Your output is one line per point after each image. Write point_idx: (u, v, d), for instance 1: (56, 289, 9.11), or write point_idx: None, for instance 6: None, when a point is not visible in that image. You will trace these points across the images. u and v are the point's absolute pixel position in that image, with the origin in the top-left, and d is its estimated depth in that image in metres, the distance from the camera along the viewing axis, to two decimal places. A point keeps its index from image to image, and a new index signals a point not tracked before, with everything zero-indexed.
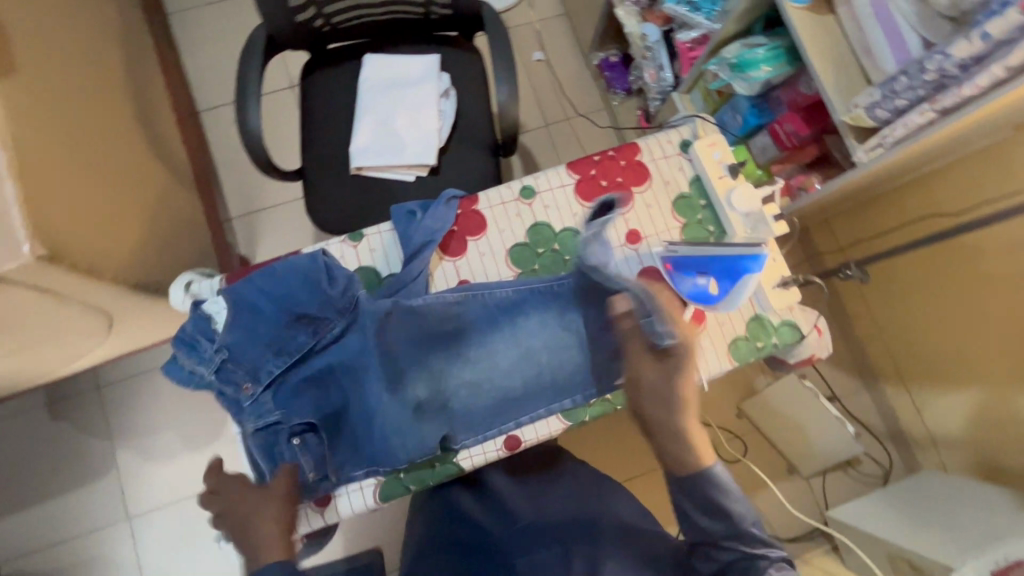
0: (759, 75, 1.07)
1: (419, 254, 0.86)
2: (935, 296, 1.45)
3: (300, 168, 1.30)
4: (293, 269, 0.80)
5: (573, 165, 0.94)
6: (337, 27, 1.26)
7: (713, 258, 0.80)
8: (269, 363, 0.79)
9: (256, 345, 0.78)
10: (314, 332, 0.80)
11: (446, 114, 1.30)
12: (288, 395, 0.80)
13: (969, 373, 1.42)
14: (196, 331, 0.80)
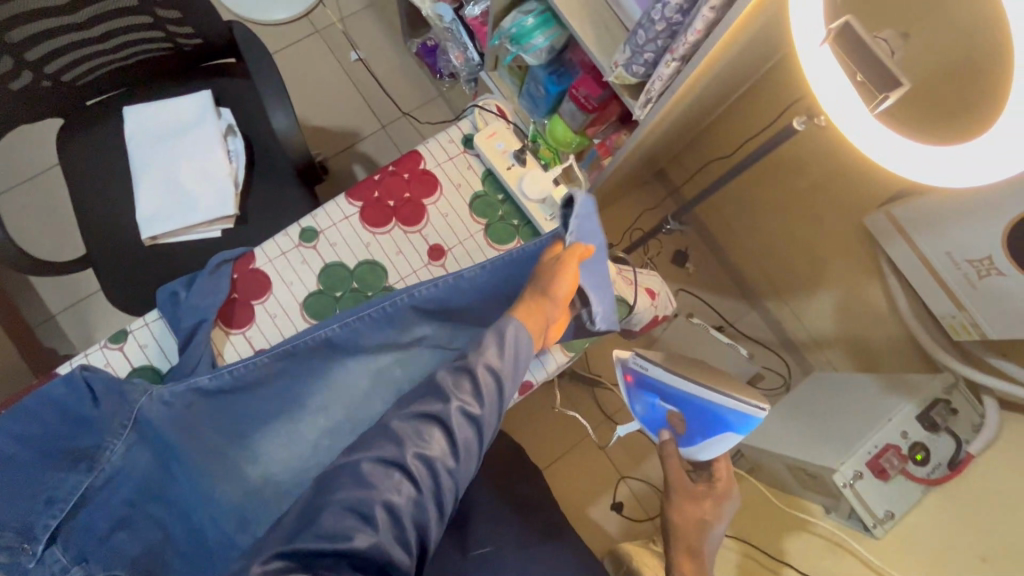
0: (537, 44, 1.02)
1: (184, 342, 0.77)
2: (763, 221, 1.60)
3: (84, 253, 1.14)
4: (38, 398, 0.68)
5: (353, 192, 0.85)
6: (74, 84, 1.09)
7: (699, 403, 0.87)
8: (44, 519, 0.66)
9: (11, 506, 0.64)
10: (92, 460, 0.70)
11: (237, 152, 1.17)
12: (84, 542, 0.67)
13: (822, 275, 1.50)
14: None
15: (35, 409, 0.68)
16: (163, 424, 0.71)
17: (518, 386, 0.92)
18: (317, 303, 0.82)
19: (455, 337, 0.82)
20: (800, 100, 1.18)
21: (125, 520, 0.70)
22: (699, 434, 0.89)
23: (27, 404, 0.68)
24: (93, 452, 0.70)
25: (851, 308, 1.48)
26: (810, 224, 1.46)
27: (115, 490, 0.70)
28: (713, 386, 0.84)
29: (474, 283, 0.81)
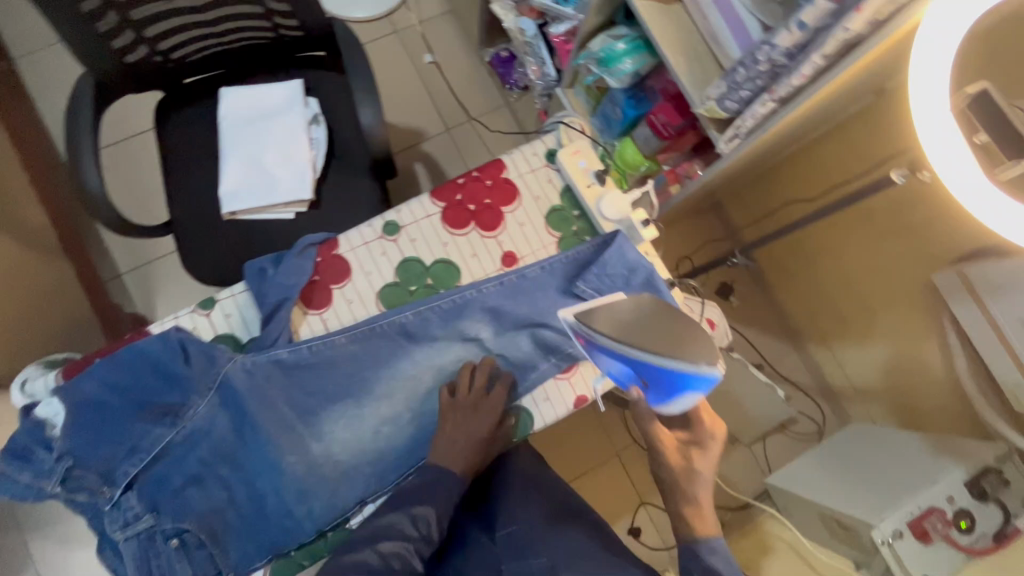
0: (624, 68, 1.04)
1: (272, 315, 0.80)
2: (828, 272, 1.56)
3: (167, 220, 1.20)
4: (132, 353, 0.72)
5: (437, 193, 0.89)
6: (181, 61, 1.15)
7: (657, 369, 0.66)
8: (126, 465, 0.72)
9: (102, 449, 0.71)
10: (173, 418, 0.74)
11: (319, 142, 1.23)
12: (158, 491, 0.73)
13: (873, 327, 1.48)
14: (31, 442, 0.71)
15: (129, 364, 0.72)
16: (241, 393, 0.75)
17: (575, 399, 0.84)
18: (392, 291, 0.85)
19: (519, 341, 0.85)
20: (897, 152, 1.14)
21: (198, 477, 0.74)
22: (664, 398, 0.73)
23: (122, 357, 0.72)
24: (174, 410, 0.74)
25: (902, 365, 1.44)
26: (869, 274, 1.44)
27: (191, 447, 0.74)
28: (656, 352, 0.64)
29: (534, 287, 0.85)
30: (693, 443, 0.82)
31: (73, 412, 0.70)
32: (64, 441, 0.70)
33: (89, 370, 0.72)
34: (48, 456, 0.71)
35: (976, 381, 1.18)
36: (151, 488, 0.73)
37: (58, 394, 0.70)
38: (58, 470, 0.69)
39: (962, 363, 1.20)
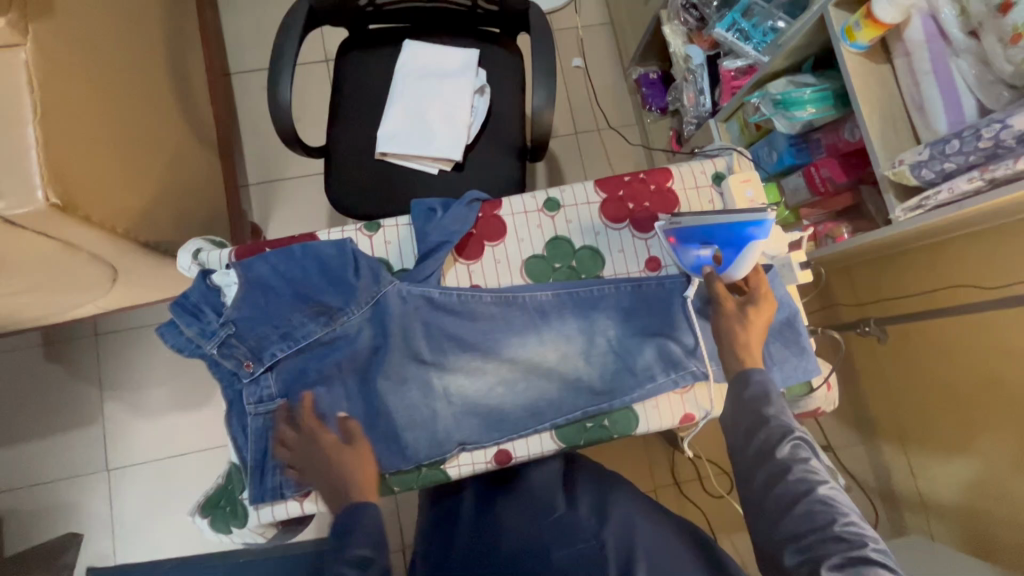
0: (802, 115, 1.05)
1: (430, 254, 0.84)
2: (943, 378, 1.43)
3: (324, 145, 1.29)
4: (308, 252, 0.78)
5: (601, 183, 0.92)
6: (381, 8, 1.24)
7: (722, 229, 0.77)
8: (274, 349, 0.79)
9: (259, 328, 0.78)
10: (322, 319, 0.79)
11: (479, 111, 1.29)
12: (292, 381, 0.79)
13: (963, 442, 1.40)
14: (201, 302, 0.78)
15: (302, 259, 0.78)
16: (388, 316, 0.80)
17: (683, 414, 0.86)
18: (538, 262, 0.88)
19: (646, 345, 0.86)
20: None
21: (330, 379, 0.80)
22: (728, 261, 0.79)
23: (298, 252, 0.78)
24: (326, 312, 0.79)
25: (991, 494, 1.34)
26: (975, 388, 1.35)
27: (333, 351, 0.80)
28: (717, 211, 0.76)
29: (675, 298, 0.87)
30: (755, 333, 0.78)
31: (245, 288, 0.77)
32: (231, 311, 0.77)
33: (267, 254, 0.78)
34: (214, 319, 0.78)
35: None
36: (288, 375, 0.79)
37: (238, 268, 0.76)
38: (219, 333, 0.77)
39: None
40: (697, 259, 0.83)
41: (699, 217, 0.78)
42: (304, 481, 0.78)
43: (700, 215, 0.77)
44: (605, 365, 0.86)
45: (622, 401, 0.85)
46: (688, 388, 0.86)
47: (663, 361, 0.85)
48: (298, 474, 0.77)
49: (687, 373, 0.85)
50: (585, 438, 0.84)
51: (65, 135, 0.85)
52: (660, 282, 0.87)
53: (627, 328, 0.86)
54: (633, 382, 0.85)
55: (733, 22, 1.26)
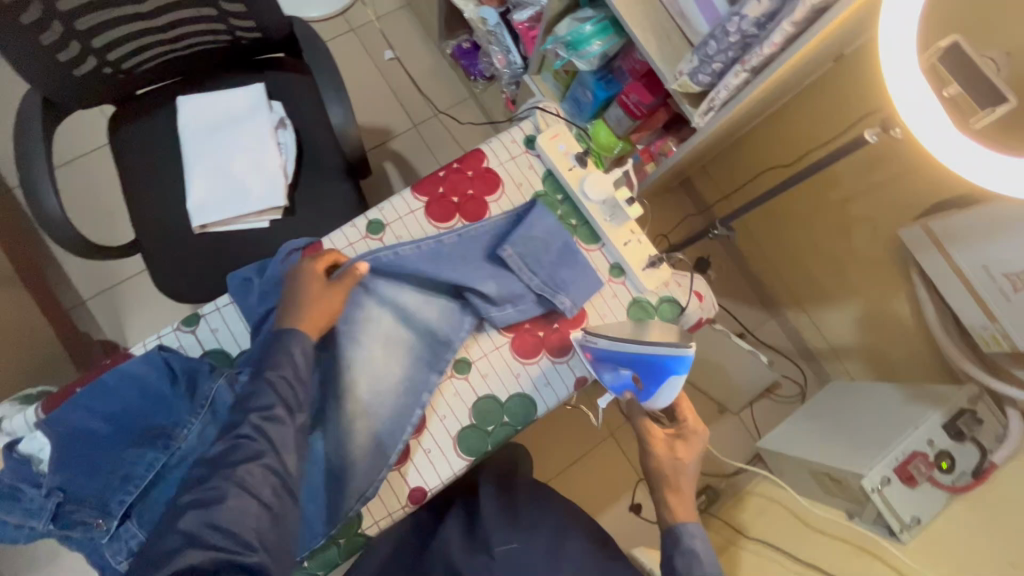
0: (592, 51, 1.05)
1: (257, 328, 0.78)
2: (805, 238, 1.57)
3: (133, 239, 1.15)
4: (119, 378, 0.72)
5: (419, 188, 0.88)
6: (134, 72, 1.10)
7: (636, 360, 0.72)
8: (120, 496, 0.69)
9: (93, 481, 0.68)
10: (164, 439, 0.71)
11: (287, 145, 1.19)
12: (157, 519, 0.70)
13: (844, 286, 1.54)
14: (16, 484, 0.68)
15: (116, 387, 0.71)
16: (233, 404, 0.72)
17: (575, 379, 0.86)
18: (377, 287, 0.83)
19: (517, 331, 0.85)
20: (874, 108, 1.14)
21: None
22: (653, 395, 0.73)
23: (109, 383, 0.71)
24: (166, 430, 0.72)
25: (880, 320, 1.48)
26: (839, 236, 1.47)
27: (186, 468, 0.71)
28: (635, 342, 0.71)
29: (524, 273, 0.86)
30: (678, 435, 0.82)
31: (58, 445, 0.68)
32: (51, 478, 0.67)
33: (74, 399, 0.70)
34: (35, 494, 0.68)
35: (948, 331, 1.24)
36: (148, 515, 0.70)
37: (43, 425, 0.68)
38: (47, 507, 0.66)
39: (932, 312, 1.25)
40: (616, 380, 0.80)
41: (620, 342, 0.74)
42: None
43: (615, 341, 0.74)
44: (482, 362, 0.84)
45: (510, 392, 0.84)
46: (568, 353, 0.87)
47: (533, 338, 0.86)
48: None
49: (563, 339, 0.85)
50: (490, 441, 0.83)
51: None
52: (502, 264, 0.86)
53: (491, 319, 0.84)
54: (514, 371, 0.85)
55: None
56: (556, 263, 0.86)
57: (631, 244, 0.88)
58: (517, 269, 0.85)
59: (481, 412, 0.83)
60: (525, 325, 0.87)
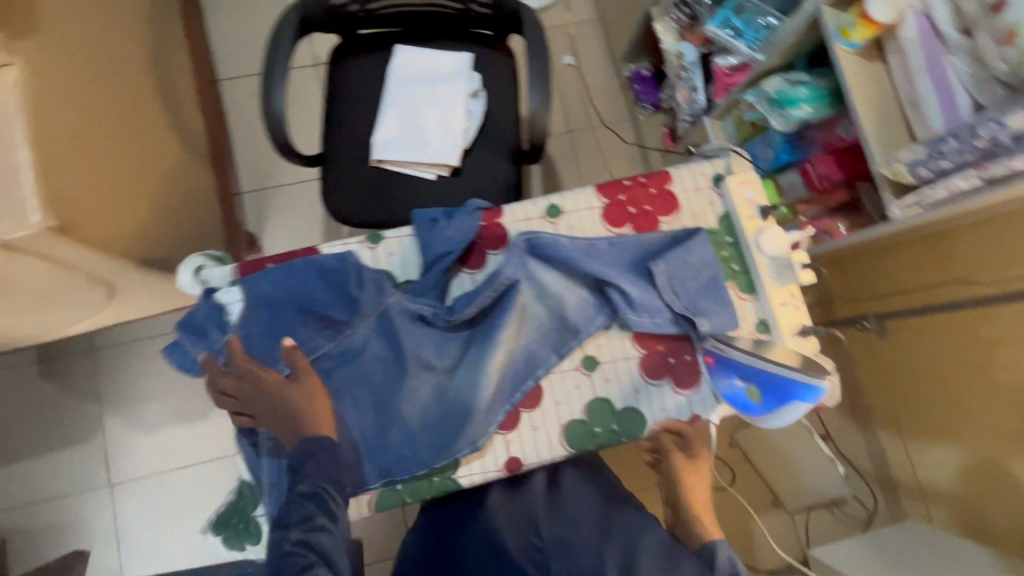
0: (798, 114, 1.05)
1: (429, 266, 0.85)
2: (938, 373, 1.46)
3: (319, 153, 1.28)
4: (310, 265, 0.81)
5: (602, 189, 0.92)
6: (373, 13, 1.23)
7: (762, 376, 0.73)
8: (279, 364, 0.80)
9: (265, 344, 0.80)
10: (325, 329, 0.81)
11: (474, 115, 1.28)
12: None
13: (960, 429, 1.42)
14: (210, 322, 0.81)
15: (305, 272, 0.81)
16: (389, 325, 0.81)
17: (690, 416, 0.87)
18: (540, 258, 0.86)
19: (649, 350, 0.87)
20: None
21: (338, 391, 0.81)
22: (766, 411, 0.74)
23: (303, 266, 0.81)
24: (330, 321, 0.81)
25: (991, 481, 1.35)
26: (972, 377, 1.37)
27: (338, 360, 0.81)
28: (761, 357, 0.72)
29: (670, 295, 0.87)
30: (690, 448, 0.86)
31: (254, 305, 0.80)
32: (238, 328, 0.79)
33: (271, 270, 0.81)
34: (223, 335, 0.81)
35: None
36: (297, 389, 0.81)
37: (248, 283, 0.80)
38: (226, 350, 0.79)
39: None
40: (733, 391, 0.81)
41: (746, 357, 0.75)
42: (320, 493, 0.80)
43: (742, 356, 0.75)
44: (606, 368, 0.87)
45: (625, 403, 0.86)
46: (688, 390, 0.87)
47: (659, 362, 0.88)
48: None
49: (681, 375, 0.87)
50: (592, 442, 0.85)
51: (57, 157, 0.83)
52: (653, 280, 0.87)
53: (627, 328, 0.88)
54: (636, 387, 0.87)
55: (726, 19, 1.26)
56: (707, 298, 0.88)
57: (786, 306, 0.87)
58: (664, 290, 0.86)
59: (590, 413, 0.86)
60: (658, 347, 0.88)
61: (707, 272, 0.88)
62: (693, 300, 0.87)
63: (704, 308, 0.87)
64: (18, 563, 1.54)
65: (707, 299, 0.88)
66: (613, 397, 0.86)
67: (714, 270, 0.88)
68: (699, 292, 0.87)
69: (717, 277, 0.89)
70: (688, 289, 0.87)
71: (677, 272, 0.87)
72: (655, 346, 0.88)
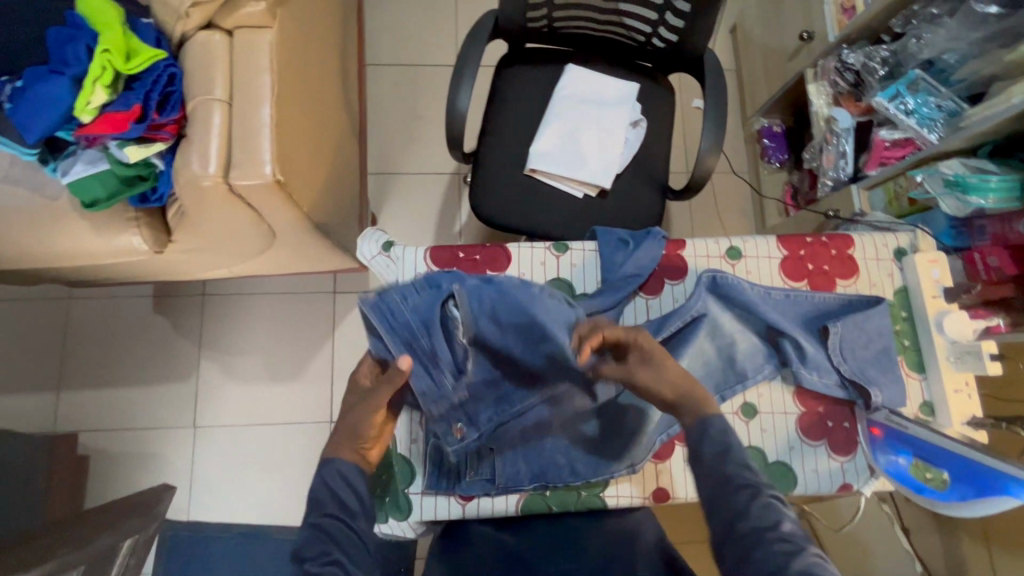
0: (980, 202, 1.04)
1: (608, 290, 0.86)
2: None
3: (475, 151, 1.32)
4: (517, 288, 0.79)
5: (783, 241, 0.93)
6: (555, 31, 1.27)
7: (957, 459, 0.71)
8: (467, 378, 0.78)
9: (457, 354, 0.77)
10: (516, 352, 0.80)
11: (630, 143, 1.31)
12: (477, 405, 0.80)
13: None
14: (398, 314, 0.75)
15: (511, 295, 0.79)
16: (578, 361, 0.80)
17: (841, 483, 0.86)
18: (719, 298, 0.87)
19: (809, 410, 0.87)
20: None
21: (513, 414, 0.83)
22: (958, 497, 0.72)
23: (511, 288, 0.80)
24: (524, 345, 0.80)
25: None
26: None
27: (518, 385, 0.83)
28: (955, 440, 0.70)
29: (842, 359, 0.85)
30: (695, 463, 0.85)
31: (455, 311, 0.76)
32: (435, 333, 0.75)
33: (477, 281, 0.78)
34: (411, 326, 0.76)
35: None
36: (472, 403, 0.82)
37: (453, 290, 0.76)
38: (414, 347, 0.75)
39: None
40: (905, 468, 0.79)
41: (936, 438, 0.73)
42: (475, 486, 0.84)
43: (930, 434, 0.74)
44: (765, 419, 0.87)
45: (777, 457, 0.86)
46: (844, 456, 0.86)
47: (817, 424, 0.87)
48: (470, 479, 0.84)
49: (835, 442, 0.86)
50: None
51: (286, 118, 0.89)
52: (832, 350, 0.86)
53: (791, 383, 0.88)
54: (791, 444, 0.86)
55: (897, 93, 1.25)
56: (880, 370, 0.86)
57: (958, 392, 0.86)
58: (836, 351, 0.85)
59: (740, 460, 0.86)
60: (817, 409, 0.88)
61: (884, 343, 0.86)
62: (866, 367, 0.85)
63: (875, 378, 0.85)
64: (98, 483, 1.60)
65: (880, 369, 0.86)
66: (768, 449, 0.86)
67: (890, 341, 0.86)
68: (872, 361, 0.86)
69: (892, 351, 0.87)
70: (863, 356, 0.86)
71: (853, 337, 0.86)
72: (816, 409, 0.87)
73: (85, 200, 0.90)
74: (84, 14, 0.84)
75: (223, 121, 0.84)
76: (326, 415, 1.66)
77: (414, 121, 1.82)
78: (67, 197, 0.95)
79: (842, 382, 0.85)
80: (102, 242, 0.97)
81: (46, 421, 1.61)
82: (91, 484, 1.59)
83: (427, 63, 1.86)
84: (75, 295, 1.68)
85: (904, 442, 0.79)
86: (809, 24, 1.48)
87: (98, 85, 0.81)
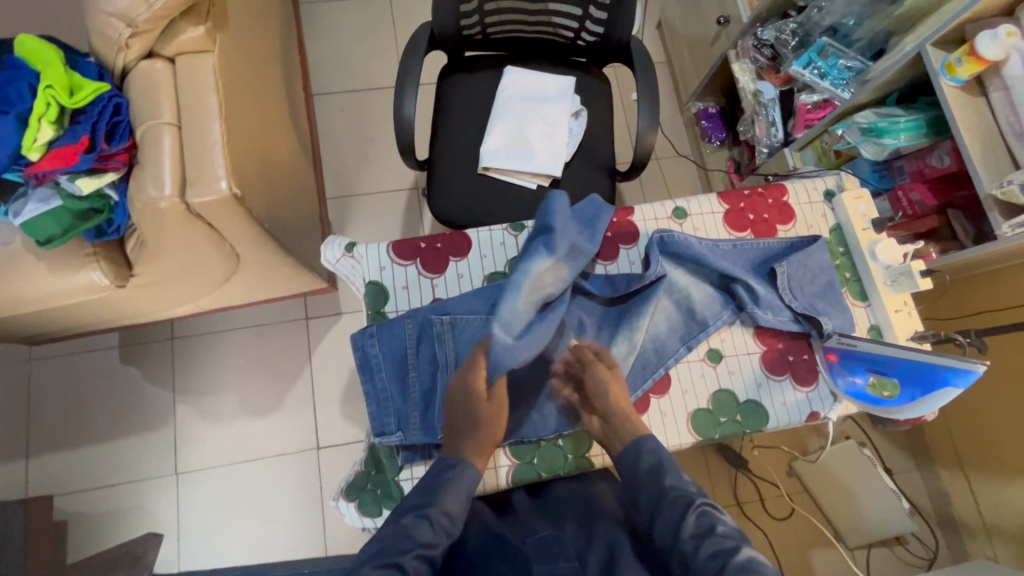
0: (894, 142, 1.14)
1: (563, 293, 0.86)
2: (985, 394, 1.43)
3: (429, 158, 1.36)
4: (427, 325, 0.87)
5: (724, 196, 1.00)
6: (489, 37, 1.34)
7: (908, 365, 0.78)
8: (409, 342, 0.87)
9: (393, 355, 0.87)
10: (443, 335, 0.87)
11: (573, 132, 1.38)
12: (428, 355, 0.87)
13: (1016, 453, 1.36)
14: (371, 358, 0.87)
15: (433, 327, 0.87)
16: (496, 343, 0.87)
17: (809, 412, 0.90)
18: (671, 251, 0.91)
19: (769, 348, 0.92)
20: None
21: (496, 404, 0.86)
22: (909, 398, 0.80)
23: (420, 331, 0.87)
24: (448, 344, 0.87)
25: None
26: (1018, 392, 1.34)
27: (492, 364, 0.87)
28: (905, 347, 0.77)
29: (781, 290, 0.91)
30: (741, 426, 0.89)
31: (396, 351, 0.87)
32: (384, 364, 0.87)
33: (403, 330, 0.88)
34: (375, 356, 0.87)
35: None
36: None
37: (384, 340, 0.87)
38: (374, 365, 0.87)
39: None
40: (860, 387, 0.86)
41: (888, 350, 0.80)
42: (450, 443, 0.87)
43: (881, 347, 0.80)
44: (728, 361, 0.92)
45: (747, 396, 0.90)
46: (806, 386, 0.91)
47: (777, 358, 0.92)
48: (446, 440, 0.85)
49: (794, 372, 0.92)
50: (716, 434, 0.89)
51: (237, 135, 0.92)
52: (766, 282, 0.92)
53: (747, 324, 0.93)
54: (759, 381, 0.91)
55: (810, 60, 1.35)
56: (826, 299, 0.92)
57: (900, 312, 0.92)
58: (778, 283, 0.91)
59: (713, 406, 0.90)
60: (777, 346, 0.93)
61: (826, 274, 0.93)
62: (815, 299, 0.91)
63: (822, 309, 0.91)
64: (80, 549, 1.53)
65: (826, 299, 0.92)
66: (736, 386, 0.91)
67: (830, 272, 0.93)
68: (817, 291, 0.92)
69: (835, 282, 0.93)
70: (809, 289, 0.92)
71: (791, 268, 0.92)
72: (775, 346, 0.92)
73: (40, 239, 0.89)
74: (23, 56, 0.86)
75: (173, 142, 0.86)
76: (312, 441, 1.63)
77: (368, 143, 1.86)
78: (21, 241, 0.95)
79: (793, 314, 0.91)
80: (59, 281, 0.96)
81: (17, 491, 1.54)
82: (71, 550, 1.52)
83: (372, 86, 1.91)
84: (35, 357, 1.63)
85: (857, 362, 0.85)
86: (723, 9, 1.59)
87: (43, 121, 0.83)
